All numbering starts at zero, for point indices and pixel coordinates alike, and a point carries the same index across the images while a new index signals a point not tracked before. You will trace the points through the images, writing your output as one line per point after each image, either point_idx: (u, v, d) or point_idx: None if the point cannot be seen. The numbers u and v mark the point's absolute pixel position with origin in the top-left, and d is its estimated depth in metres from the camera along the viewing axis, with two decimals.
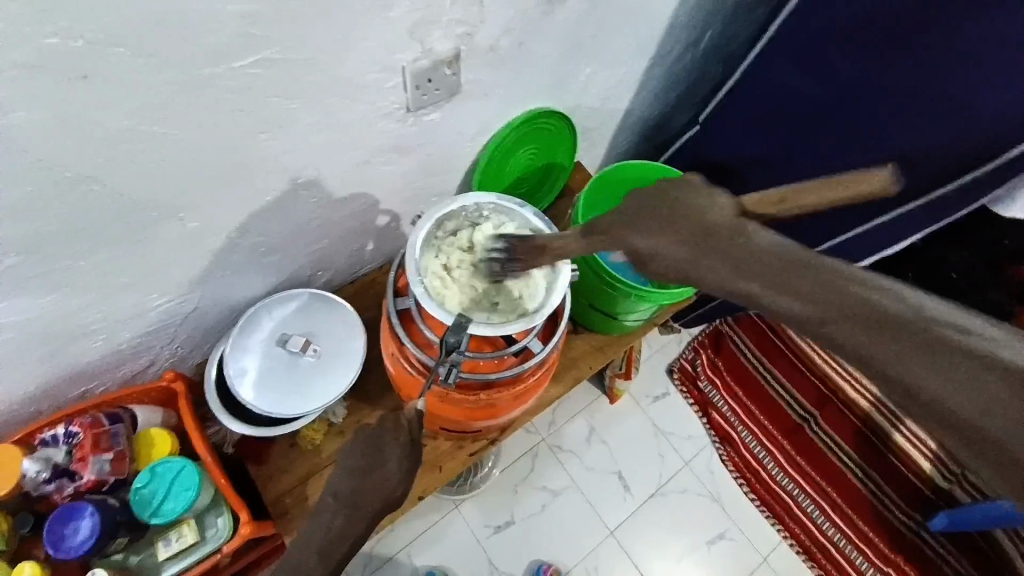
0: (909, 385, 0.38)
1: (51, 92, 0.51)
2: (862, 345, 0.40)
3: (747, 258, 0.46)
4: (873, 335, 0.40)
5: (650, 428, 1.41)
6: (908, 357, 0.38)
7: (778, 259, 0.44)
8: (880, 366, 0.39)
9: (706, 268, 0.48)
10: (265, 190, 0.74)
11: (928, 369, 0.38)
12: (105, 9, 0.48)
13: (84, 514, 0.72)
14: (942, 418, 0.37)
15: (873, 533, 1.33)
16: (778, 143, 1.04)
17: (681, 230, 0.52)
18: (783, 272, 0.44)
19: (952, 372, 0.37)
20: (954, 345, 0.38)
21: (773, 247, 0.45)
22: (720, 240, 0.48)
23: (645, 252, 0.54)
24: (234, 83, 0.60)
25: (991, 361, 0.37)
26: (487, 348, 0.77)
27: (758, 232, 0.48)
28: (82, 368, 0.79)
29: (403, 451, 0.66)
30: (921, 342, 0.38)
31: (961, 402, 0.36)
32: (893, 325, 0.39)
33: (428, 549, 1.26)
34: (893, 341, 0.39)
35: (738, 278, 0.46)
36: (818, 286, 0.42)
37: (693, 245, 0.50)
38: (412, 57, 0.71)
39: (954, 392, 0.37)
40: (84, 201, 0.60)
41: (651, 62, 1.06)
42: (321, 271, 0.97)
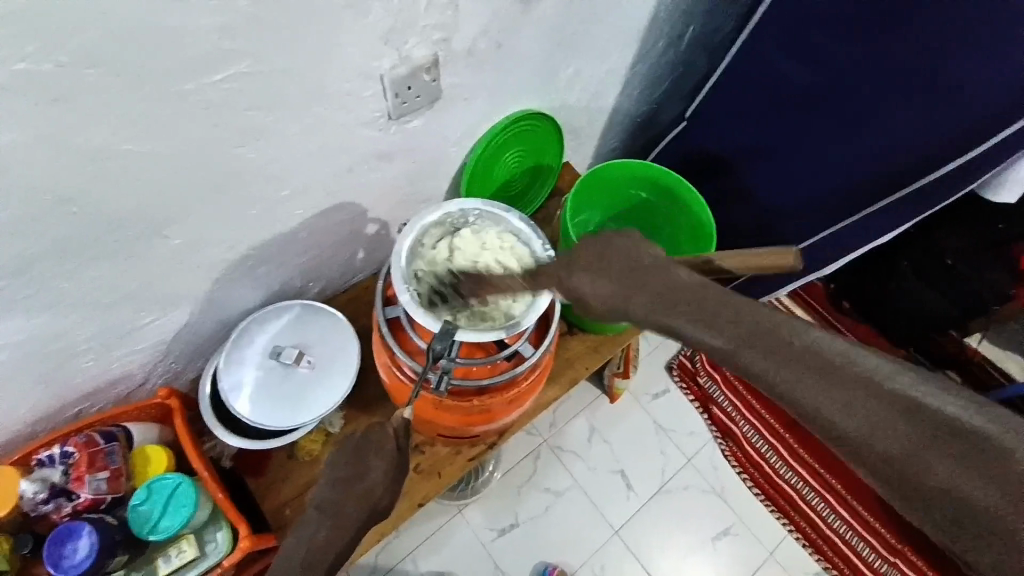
0: (831, 427, 0.36)
1: (38, 112, 0.51)
2: (799, 392, 0.37)
3: (660, 289, 0.44)
4: (803, 377, 0.37)
5: (650, 425, 1.41)
6: (831, 396, 0.36)
7: (690, 291, 0.42)
8: (815, 412, 0.36)
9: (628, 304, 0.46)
10: (250, 203, 0.74)
11: (853, 412, 0.36)
12: (87, 24, 0.48)
13: (83, 532, 0.72)
14: (842, 441, 0.36)
15: (879, 523, 1.32)
16: (766, 136, 1.04)
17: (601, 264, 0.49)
18: (693, 303, 0.42)
19: (846, 399, 0.36)
20: (874, 386, 0.36)
21: (684, 279, 0.44)
22: (635, 278, 0.46)
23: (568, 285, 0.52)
24: (211, 97, 0.60)
25: (890, 392, 0.35)
26: (479, 354, 0.78)
27: (674, 266, 0.46)
28: (77, 388, 0.80)
29: (387, 462, 0.65)
30: (847, 385, 0.36)
31: (859, 429, 0.35)
32: (820, 368, 0.37)
33: (434, 555, 1.26)
34: (827, 390, 0.36)
35: (659, 314, 0.43)
36: (731, 317, 0.40)
37: (602, 286, 0.48)
38: (389, 65, 0.71)
39: (862, 427, 0.35)
40: (70, 223, 0.60)
41: (634, 60, 1.06)
42: (313, 282, 0.97)
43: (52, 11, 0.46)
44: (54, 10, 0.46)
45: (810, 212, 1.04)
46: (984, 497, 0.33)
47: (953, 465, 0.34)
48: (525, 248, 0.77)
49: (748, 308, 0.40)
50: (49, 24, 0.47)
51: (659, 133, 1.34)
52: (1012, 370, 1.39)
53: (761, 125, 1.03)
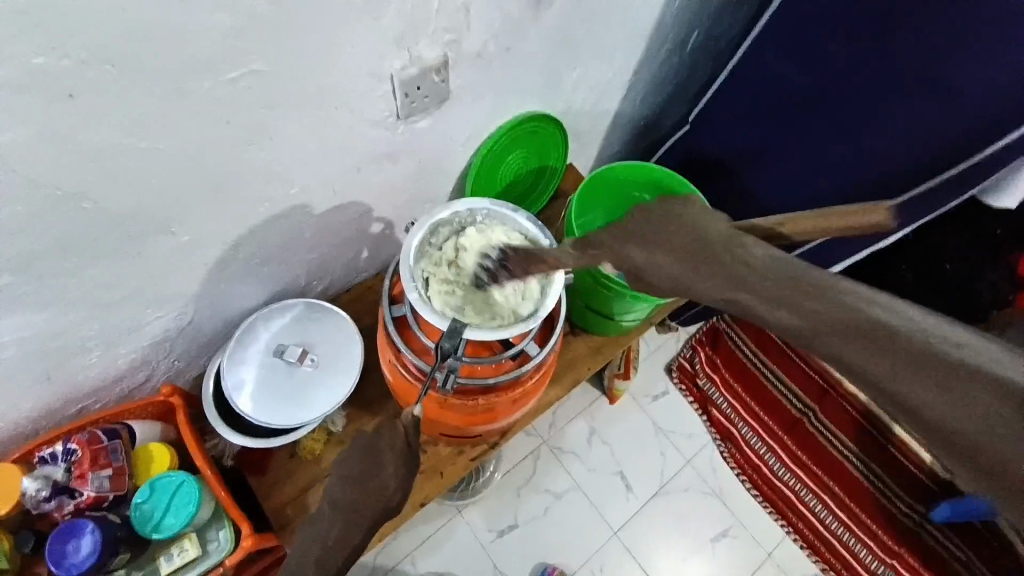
0: (903, 404, 0.37)
1: (48, 107, 0.51)
2: (869, 367, 0.38)
3: (733, 271, 0.47)
4: (886, 362, 0.37)
5: (650, 427, 1.41)
6: (922, 383, 0.36)
7: (765, 275, 0.45)
8: (886, 387, 0.37)
9: (698, 288, 0.49)
10: (257, 201, 0.74)
11: (931, 389, 0.35)
12: (90, 23, 0.48)
13: (85, 531, 0.72)
14: (931, 427, 0.36)
15: (876, 524, 1.33)
16: (769, 139, 1.05)
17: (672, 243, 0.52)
18: (773, 284, 0.44)
19: (938, 386, 0.35)
20: (967, 366, 0.35)
21: (764, 260, 0.46)
22: (711, 259, 0.49)
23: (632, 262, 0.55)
24: (222, 94, 0.60)
25: (995, 380, 0.34)
26: (485, 353, 0.77)
27: (753, 245, 0.48)
28: (80, 385, 0.79)
29: (400, 455, 0.64)
30: (930, 364, 0.36)
31: (947, 415, 0.35)
32: (908, 350, 0.37)
33: (433, 556, 1.26)
34: (904, 368, 0.36)
35: (731, 291, 0.47)
36: (809, 297, 0.42)
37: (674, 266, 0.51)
38: (400, 65, 0.71)
39: (954, 414, 0.35)
40: (78, 219, 0.60)
41: (639, 63, 1.07)
42: (317, 281, 0.97)
43: (53, 7, 0.46)
44: (53, 6, 0.46)
45: None
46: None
47: None
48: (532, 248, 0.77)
49: (831, 289, 0.41)
50: (52, 20, 0.46)
51: (661, 136, 1.35)
52: None
53: (764, 129, 1.04)
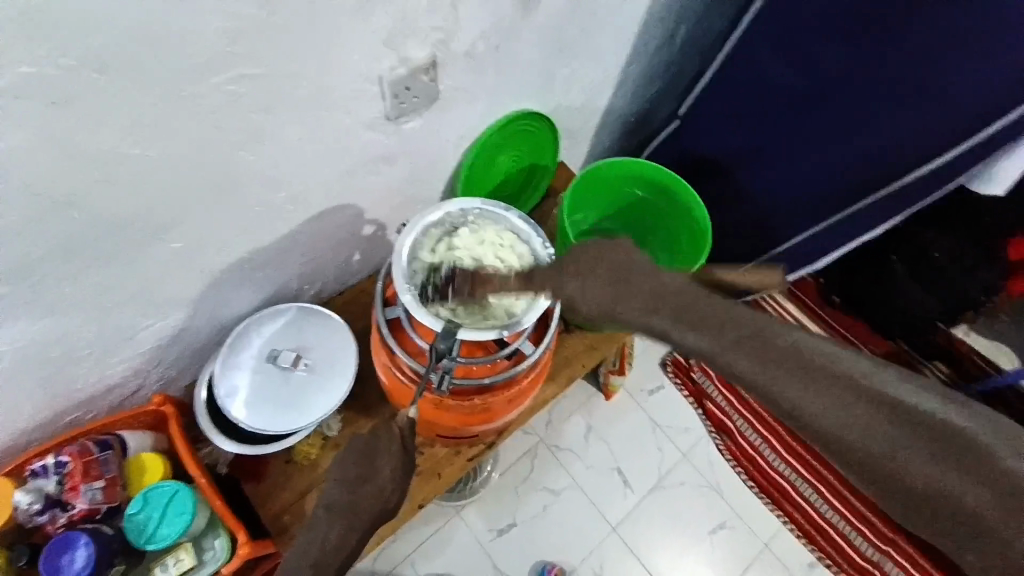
0: (806, 412, 0.45)
1: (36, 116, 0.50)
2: (784, 382, 0.46)
3: (664, 301, 0.53)
4: (789, 379, 0.46)
5: (646, 423, 1.42)
6: (813, 394, 0.45)
7: (690, 304, 0.52)
8: (798, 399, 0.45)
9: (636, 317, 0.55)
10: (247, 207, 0.73)
11: (822, 402, 0.45)
12: (84, 30, 0.47)
13: (79, 544, 0.71)
14: (817, 430, 0.45)
15: (871, 511, 1.34)
16: (758, 133, 1.05)
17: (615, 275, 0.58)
18: (696, 313, 0.51)
19: (824, 395, 0.45)
20: (845, 377, 0.45)
21: (683, 290, 0.53)
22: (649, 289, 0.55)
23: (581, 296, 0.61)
24: (210, 100, 0.59)
25: (859, 387, 0.45)
26: (479, 353, 0.76)
27: (674, 278, 0.55)
28: (70, 396, 0.78)
29: (397, 458, 0.65)
30: (824, 378, 0.45)
31: (831, 420, 0.44)
32: (800, 367, 0.46)
33: (433, 557, 1.25)
34: (807, 382, 0.45)
35: (666, 323, 0.52)
36: (725, 326, 0.49)
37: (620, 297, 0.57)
38: (389, 66, 0.70)
39: (837, 418, 0.44)
40: (67, 229, 0.59)
41: (628, 59, 1.07)
42: (309, 285, 0.96)
43: (44, 17, 0.45)
44: (45, 16, 0.45)
45: (803, 209, 1.06)
46: (923, 463, 0.42)
47: (908, 447, 0.42)
48: (524, 247, 0.77)
49: (741, 318, 0.49)
50: (43, 30, 0.46)
51: (651, 132, 1.35)
52: None
53: (754, 123, 1.05)
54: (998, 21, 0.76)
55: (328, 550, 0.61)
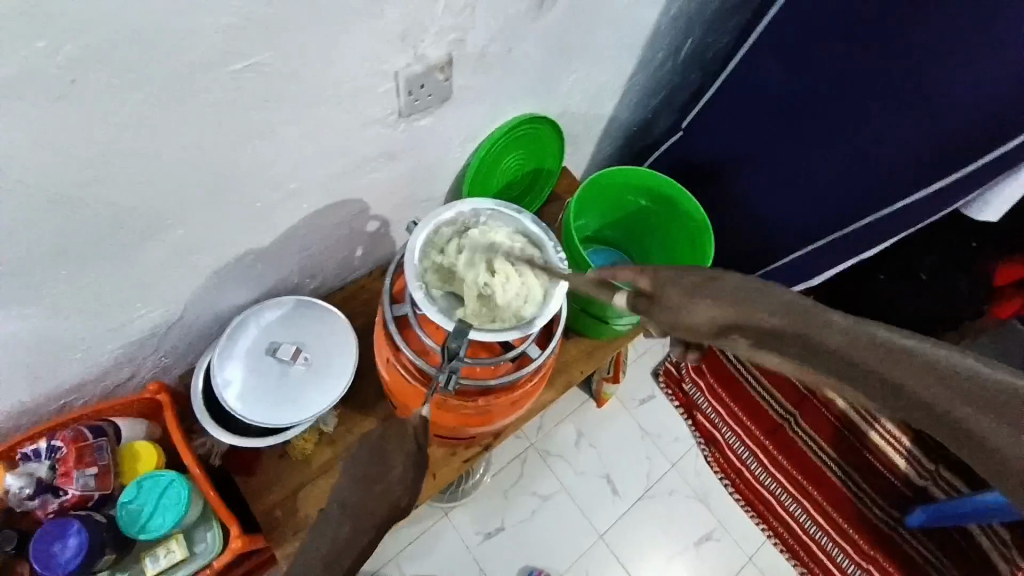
0: (997, 456, 0.33)
1: (53, 97, 0.50)
2: (965, 418, 0.34)
3: (721, 292, 0.44)
4: (898, 370, 0.35)
5: (636, 431, 1.43)
6: (932, 387, 0.35)
7: (750, 292, 0.42)
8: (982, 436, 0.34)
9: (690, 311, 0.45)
10: (256, 196, 0.73)
11: (947, 395, 0.35)
12: (102, 14, 0.47)
13: (72, 531, 0.70)
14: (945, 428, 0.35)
15: (852, 527, 1.37)
16: (760, 149, 1.07)
17: (701, 284, 0.46)
18: (758, 301, 0.42)
19: (944, 391, 0.35)
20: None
21: (742, 283, 0.44)
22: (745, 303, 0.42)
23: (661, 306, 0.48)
24: (227, 90, 0.59)
25: (981, 381, 0.35)
26: (483, 355, 0.78)
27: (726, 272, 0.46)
28: (64, 381, 0.77)
29: (409, 458, 0.64)
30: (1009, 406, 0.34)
31: (958, 414, 0.34)
32: (906, 355, 0.36)
33: (420, 558, 1.25)
34: (994, 414, 0.34)
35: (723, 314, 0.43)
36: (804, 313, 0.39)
37: (712, 310, 0.44)
38: (404, 63, 0.71)
39: (963, 411, 0.34)
40: (76, 211, 0.59)
41: (634, 70, 1.08)
42: (309, 278, 0.95)
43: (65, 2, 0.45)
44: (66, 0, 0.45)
45: (801, 225, 1.08)
46: None
47: None
48: (536, 251, 0.77)
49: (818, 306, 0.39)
50: (63, 11, 0.45)
51: (652, 143, 1.36)
52: None
53: (756, 139, 1.07)
54: (992, 47, 0.79)
55: (336, 546, 0.61)
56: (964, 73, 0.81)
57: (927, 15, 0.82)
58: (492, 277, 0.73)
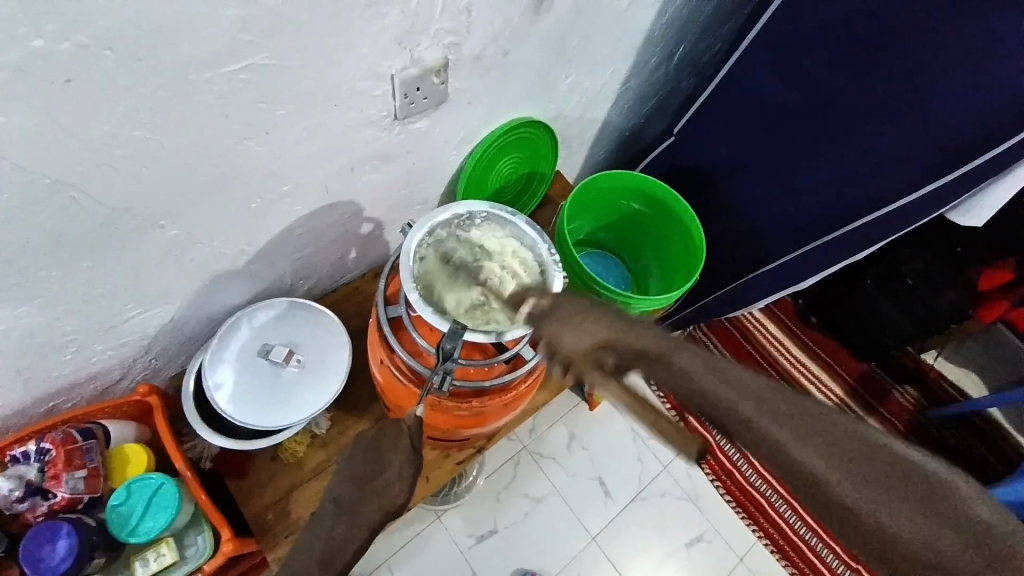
0: (817, 481, 0.37)
1: (49, 95, 0.49)
2: (853, 486, 0.37)
3: (634, 341, 0.46)
4: (782, 424, 0.39)
5: (628, 433, 1.43)
6: (809, 445, 0.38)
7: (656, 347, 0.45)
8: (844, 485, 0.36)
9: (602, 359, 0.47)
10: (250, 197, 0.73)
11: (824, 454, 0.37)
12: (99, 13, 0.47)
13: (62, 534, 0.69)
14: (814, 490, 0.37)
15: (840, 528, 1.39)
16: (750, 154, 1.09)
17: (604, 326, 0.49)
18: (666, 354, 0.44)
19: (818, 447, 0.38)
20: (865, 441, 0.38)
21: (653, 335, 0.46)
22: (639, 335, 0.47)
23: (558, 341, 0.51)
24: (225, 90, 0.59)
25: (855, 440, 0.38)
26: (478, 356, 0.78)
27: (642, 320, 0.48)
28: (53, 382, 0.76)
29: (406, 457, 0.65)
30: (866, 453, 0.37)
31: (832, 473, 0.37)
32: (789, 412, 0.39)
33: (412, 561, 1.24)
34: (863, 477, 0.37)
35: (640, 360, 0.45)
36: (713, 371, 0.42)
37: (606, 340, 0.48)
38: (401, 65, 0.71)
39: (833, 470, 0.37)
40: (70, 209, 0.58)
41: (628, 75, 1.09)
42: (303, 280, 0.95)
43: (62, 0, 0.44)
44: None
45: (791, 230, 1.09)
46: (913, 535, 0.35)
47: (909, 517, 0.35)
48: (528, 253, 0.77)
49: (720, 365, 0.42)
50: (61, 9, 0.45)
51: (644, 148, 1.38)
52: (966, 389, 1.48)
53: (747, 144, 1.08)
54: (982, 55, 0.80)
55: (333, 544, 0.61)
56: (953, 80, 0.83)
57: (916, 23, 0.83)
58: (485, 283, 0.75)
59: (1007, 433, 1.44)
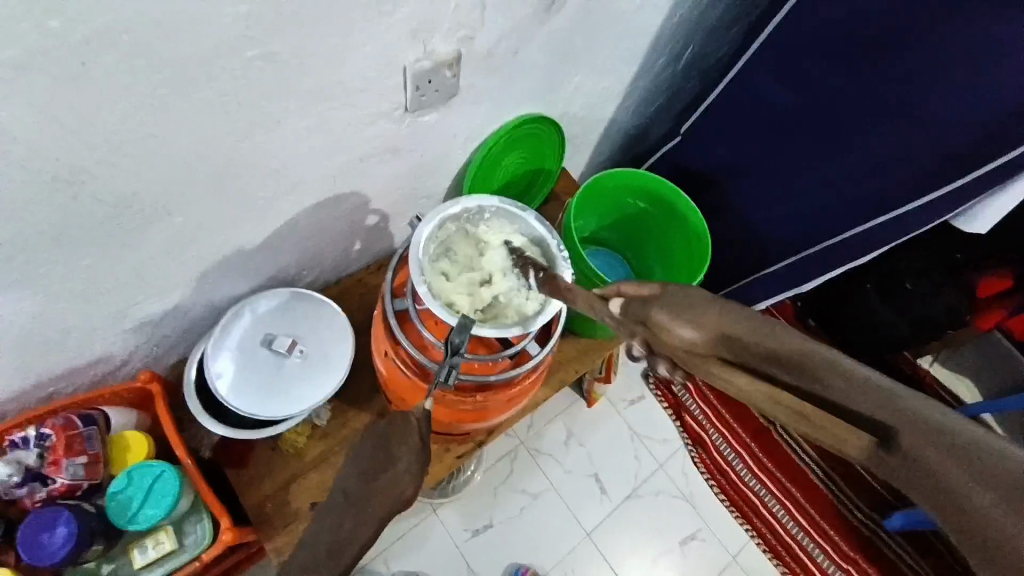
0: (930, 484, 0.35)
1: (61, 81, 0.49)
2: (969, 495, 0.34)
3: (748, 338, 0.45)
4: (900, 428, 0.37)
5: (625, 432, 1.43)
6: (927, 451, 0.35)
7: (773, 345, 0.43)
8: (960, 499, 0.34)
9: (710, 356, 0.46)
10: (258, 187, 0.72)
11: (941, 462, 0.35)
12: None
13: (61, 521, 0.69)
14: (926, 494, 0.35)
15: (832, 528, 1.40)
16: (757, 157, 1.08)
17: (716, 319, 0.47)
18: (781, 353, 0.43)
19: (935, 456, 0.35)
20: (1003, 457, 0.34)
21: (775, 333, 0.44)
22: (752, 328, 0.45)
23: (660, 331, 0.49)
24: (236, 78, 0.58)
25: (982, 452, 0.34)
26: (482, 350, 0.78)
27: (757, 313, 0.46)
28: (54, 368, 0.75)
29: (413, 450, 0.64)
30: (1002, 470, 0.34)
31: (945, 479, 0.34)
32: (912, 419, 0.36)
33: (407, 554, 1.25)
34: (989, 488, 0.33)
35: (749, 357, 0.44)
36: (825, 370, 0.41)
37: (719, 335, 0.46)
38: (413, 58, 0.70)
39: (952, 477, 0.34)
40: (78, 195, 0.58)
41: (636, 74, 1.09)
42: (306, 271, 0.95)
43: None
44: None
45: (795, 233, 1.09)
46: None
47: None
48: (537, 250, 0.77)
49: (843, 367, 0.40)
50: None
51: (648, 147, 1.37)
52: (960, 395, 1.50)
53: (753, 146, 1.08)
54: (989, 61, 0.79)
55: (341, 535, 0.61)
56: (960, 87, 0.83)
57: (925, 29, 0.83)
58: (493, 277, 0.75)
59: None
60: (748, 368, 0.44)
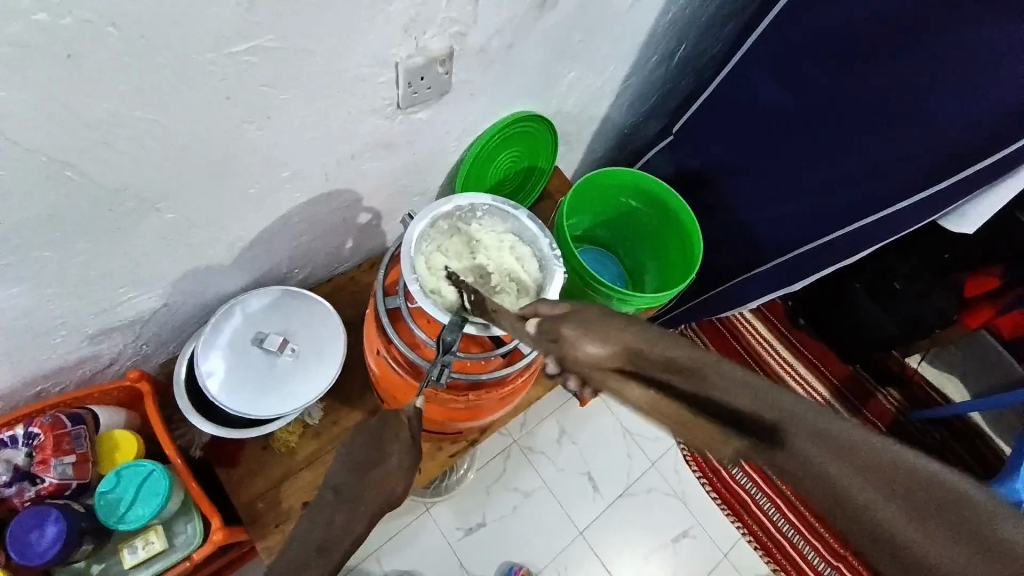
0: (843, 504, 0.30)
1: (50, 74, 0.48)
2: (882, 515, 0.29)
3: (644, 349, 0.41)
4: (806, 439, 0.31)
5: (618, 430, 1.44)
6: (836, 463, 0.30)
7: (672, 355, 0.39)
8: (874, 521, 0.29)
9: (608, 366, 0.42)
10: (249, 183, 0.72)
11: (850, 474, 0.30)
12: None
13: (50, 520, 0.68)
14: (837, 512, 0.30)
15: (822, 525, 1.41)
16: (748, 155, 1.09)
17: (621, 331, 0.43)
18: (681, 361, 0.38)
19: (846, 470, 0.30)
20: (914, 470, 0.30)
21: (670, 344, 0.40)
22: (649, 339, 0.41)
23: (568, 346, 0.46)
24: (228, 72, 0.58)
25: (893, 463, 0.30)
26: (474, 348, 0.76)
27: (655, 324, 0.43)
28: (42, 366, 0.74)
29: (403, 445, 0.66)
30: (916, 483, 0.30)
31: (859, 495, 0.30)
32: (818, 427, 0.32)
33: (400, 553, 1.24)
34: (901, 503, 0.29)
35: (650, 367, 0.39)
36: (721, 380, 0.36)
37: (625, 349, 0.42)
38: (406, 54, 0.70)
39: (865, 492, 0.30)
40: (66, 189, 0.57)
41: (629, 72, 1.09)
42: (298, 268, 0.94)
43: None
44: None
45: (786, 231, 1.10)
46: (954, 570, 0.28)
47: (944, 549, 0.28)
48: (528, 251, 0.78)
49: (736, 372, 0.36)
50: None
51: (641, 146, 1.38)
52: (948, 392, 1.51)
53: (745, 145, 1.09)
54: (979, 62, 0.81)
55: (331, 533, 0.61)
56: (949, 86, 0.84)
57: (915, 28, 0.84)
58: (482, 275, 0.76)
59: (985, 436, 1.48)
60: (645, 379, 0.39)
